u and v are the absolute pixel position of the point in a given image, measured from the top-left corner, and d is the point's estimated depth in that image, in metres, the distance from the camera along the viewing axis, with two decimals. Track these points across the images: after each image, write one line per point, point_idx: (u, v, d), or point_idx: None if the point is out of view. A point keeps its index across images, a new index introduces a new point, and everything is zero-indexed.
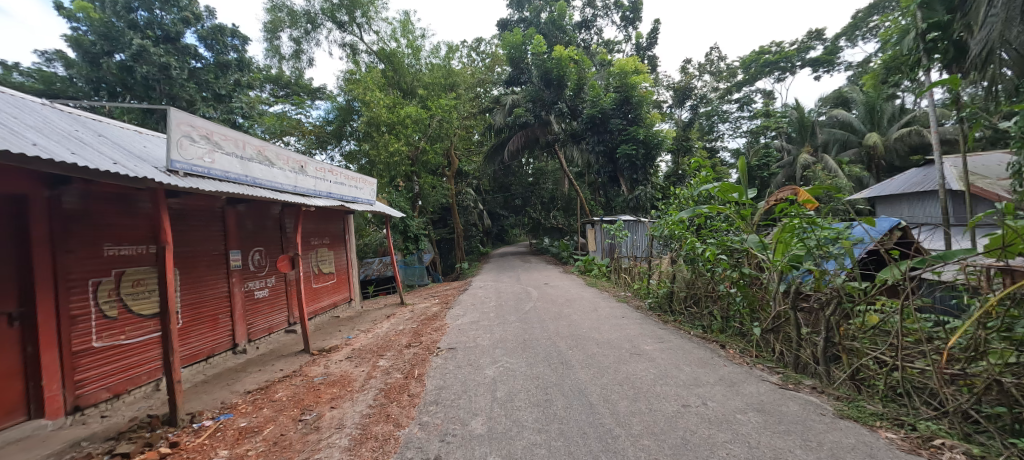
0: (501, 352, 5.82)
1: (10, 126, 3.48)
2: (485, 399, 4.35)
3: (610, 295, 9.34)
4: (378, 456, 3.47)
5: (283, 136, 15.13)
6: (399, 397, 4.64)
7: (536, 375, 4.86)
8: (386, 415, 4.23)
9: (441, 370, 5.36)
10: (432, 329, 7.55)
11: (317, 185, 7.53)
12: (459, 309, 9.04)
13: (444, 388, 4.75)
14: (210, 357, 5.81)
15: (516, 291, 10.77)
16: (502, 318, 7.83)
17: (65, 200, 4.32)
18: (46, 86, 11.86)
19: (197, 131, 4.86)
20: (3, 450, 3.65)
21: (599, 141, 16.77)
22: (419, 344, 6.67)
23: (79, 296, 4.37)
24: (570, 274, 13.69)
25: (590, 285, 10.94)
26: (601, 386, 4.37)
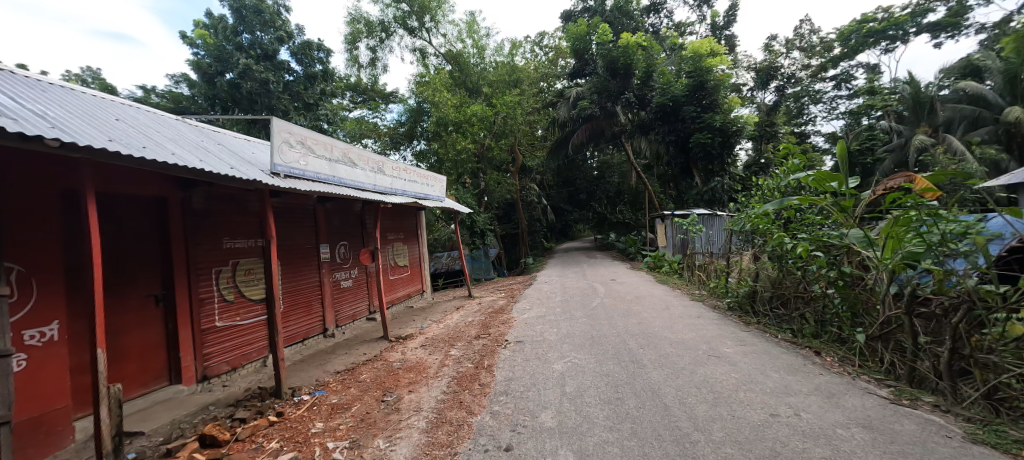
0: (569, 347, 5.74)
1: (155, 140, 4.04)
2: (554, 393, 4.31)
3: (683, 293, 8.87)
4: (453, 440, 3.58)
5: (362, 139, 16.25)
6: (471, 386, 4.75)
7: (606, 372, 4.72)
8: (460, 402, 4.35)
9: (510, 362, 5.41)
10: (500, 321, 7.66)
11: (393, 183, 7.94)
12: (525, 303, 9.08)
13: (513, 379, 4.79)
14: (305, 340, 6.37)
15: (582, 287, 10.59)
16: (569, 313, 7.74)
17: (194, 200, 4.92)
18: (175, 106, 13.83)
19: (294, 137, 5.33)
20: (154, 408, 4.30)
21: (670, 131, 15.91)
22: (488, 336, 6.79)
23: (206, 282, 4.99)
24: (639, 270, 13.22)
25: (660, 283, 10.47)
26: (676, 387, 4.15)
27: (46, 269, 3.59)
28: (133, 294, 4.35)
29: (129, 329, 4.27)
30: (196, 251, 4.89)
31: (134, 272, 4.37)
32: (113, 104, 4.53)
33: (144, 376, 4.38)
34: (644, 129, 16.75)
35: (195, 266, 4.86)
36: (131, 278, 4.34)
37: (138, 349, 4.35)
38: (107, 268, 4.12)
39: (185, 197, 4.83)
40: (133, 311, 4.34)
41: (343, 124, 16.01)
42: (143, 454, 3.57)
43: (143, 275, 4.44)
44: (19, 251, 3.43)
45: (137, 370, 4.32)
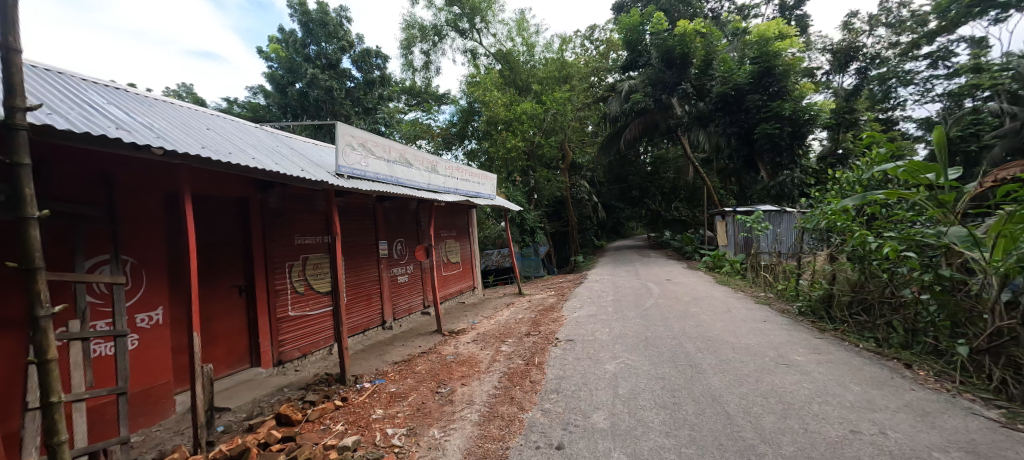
0: (622, 348, 5.55)
1: (238, 145, 4.37)
2: (606, 393, 4.17)
3: (746, 295, 8.31)
4: (504, 435, 3.56)
5: (416, 140, 16.76)
6: (522, 382, 4.72)
7: (662, 375, 4.51)
8: (510, 397, 4.34)
9: (560, 360, 5.33)
10: (550, 319, 7.58)
11: (446, 182, 8.07)
12: (576, 302, 8.92)
13: (564, 378, 4.70)
14: (366, 331, 6.65)
15: (636, 286, 10.23)
16: (621, 313, 7.50)
17: (271, 200, 5.26)
18: (254, 115, 15.00)
19: (356, 140, 5.56)
20: (239, 387, 4.68)
21: (732, 122, 14.94)
22: (538, 333, 6.73)
23: (281, 275, 5.34)
24: (697, 270, 12.59)
25: (721, 283, 9.89)
26: (740, 395, 3.87)
27: (151, 261, 4.00)
28: (221, 284, 4.73)
29: (218, 316, 4.65)
30: (273, 246, 5.24)
31: (222, 265, 4.75)
32: (202, 113, 4.93)
33: (230, 358, 4.77)
34: (702, 121, 15.89)
35: (272, 260, 5.21)
36: (219, 270, 4.72)
37: (225, 334, 4.73)
38: (200, 261, 4.51)
39: (262, 196, 5.18)
40: (221, 300, 4.72)
41: (399, 127, 16.57)
42: (229, 428, 3.91)
43: (229, 267, 4.82)
44: (131, 244, 3.84)
45: (224, 352, 4.71)
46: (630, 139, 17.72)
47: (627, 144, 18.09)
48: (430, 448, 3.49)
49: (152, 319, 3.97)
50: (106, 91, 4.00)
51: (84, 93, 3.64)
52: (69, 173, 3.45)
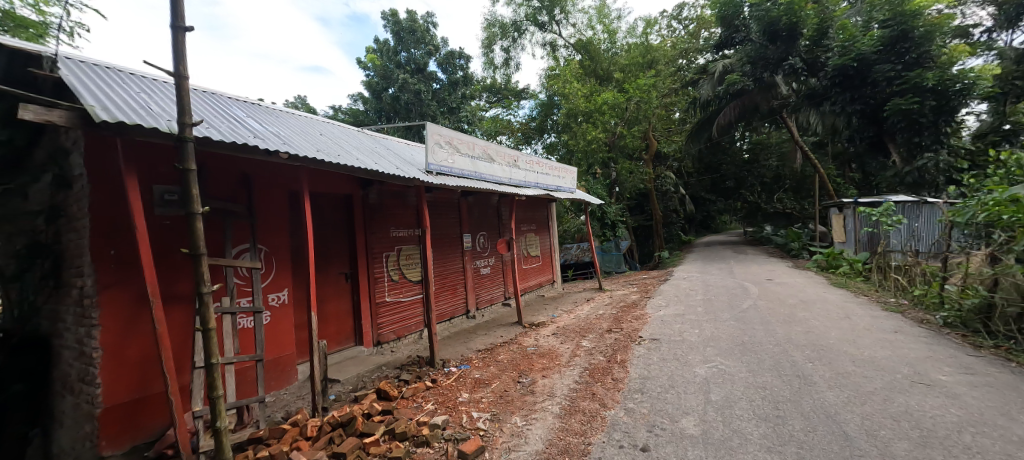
0: (714, 351, 5.25)
1: (343, 148, 4.88)
2: (697, 399, 4.00)
3: (869, 301, 7.35)
4: (587, 430, 3.60)
5: (497, 136, 17.22)
6: (603, 379, 4.70)
7: (761, 384, 4.21)
8: (592, 393, 4.35)
9: (644, 360, 5.19)
10: (634, 316, 7.39)
11: (527, 176, 8.20)
12: (661, 299, 8.58)
13: (649, 378, 4.59)
14: (452, 318, 7.06)
15: (730, 286, 9.53)
16: (713, 314, 7.07)
17: (371, 196, 5.80)
18: (355, 120, 16.42)
19: (443, 139, 5.90)
20: (346, 362, 5.27)
21: (854, 99, 13.05)
22: (621, 330, 6.61)
23: (379, 265, 5.87)
24: (805, 270, 11.37)
25: (837, 286, 8.83)
26: (862, 415, 3.48)
27: (279, 248, 4.64)
28: (331, 271, 5.33)
29: (329, 299, 5.26)
30: (372, 238, 5.78)
31: (332, 254, 5.35)
32: (315, 121, 5.57)
33: (339, 336, 5.37)
34: (813, 99, 14.24)
35: (372, 250, 5.76)
36: (330, 258, 5.33)
37: (336, 314, 5.34)
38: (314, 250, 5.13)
39: (364, 192, 5.72)
40: (332, 284, 5.32)
41: (481, 124, 17.10)
42: (339, 397, 4.44)
43: (337, 256, 5.42)
44: (264, 234, 4.50)
45: (334, 331, 5.32)
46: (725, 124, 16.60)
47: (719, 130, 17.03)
48: (513, 434, 3.66)
49: (280, 299, 4.63)
50: (244, 104, 4.72)
51: (228, 108, 4.34)
52: (220, 175, 4.13)
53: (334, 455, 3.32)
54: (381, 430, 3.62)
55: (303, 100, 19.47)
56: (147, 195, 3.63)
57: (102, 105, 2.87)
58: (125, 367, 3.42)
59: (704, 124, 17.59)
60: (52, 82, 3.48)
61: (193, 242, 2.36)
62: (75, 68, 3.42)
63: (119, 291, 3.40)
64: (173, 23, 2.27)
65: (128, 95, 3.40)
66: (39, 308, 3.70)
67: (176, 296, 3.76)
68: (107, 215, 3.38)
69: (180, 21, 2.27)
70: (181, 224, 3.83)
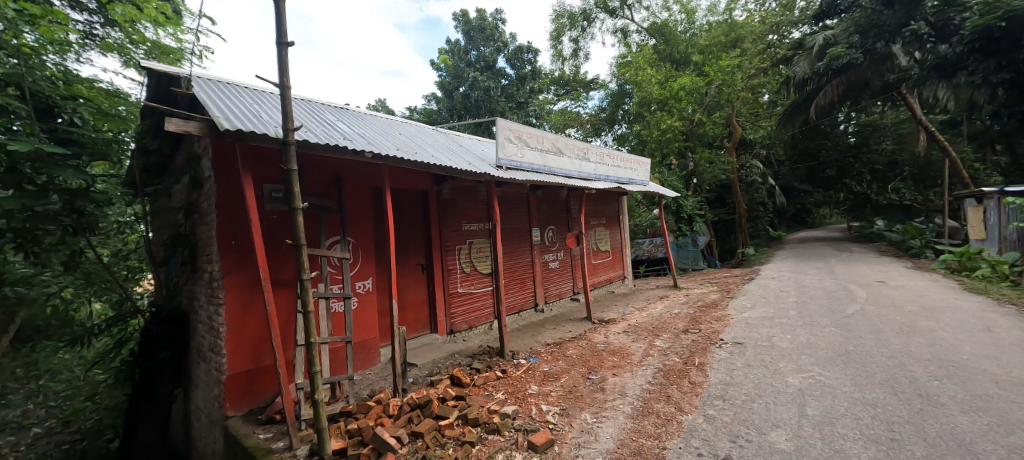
0: (810, 360, 4.85)
1: (420, 146, 5.18)
2: (789, 411, 3.75)
3: (1016, 311, 6.30)
4: (662, 434, 3.55)
5: (566, 129, 17.07)
6: (680, 382, 4.57)
7: (871, 401, 3.82)
8: (667, 396, 4.25)
9: (727, 364, 4.94)
10: (714, 317, 7.03)
11: (597, 169, 8.07)
12: (746, 300, 8.05)
13: (732, 385, 4.37)
14: (521, 311, 7.22)
15: (830, 288, 8.63)
16: (808, 318, 6.50)
17: (445, 192, 6.09)
18: (429, 120, 17.12)
19: (513, 133, 6.03)
20: (423, 347, 5.62)
21: (1002, 65, 9.53)
22: (698, 331, 6.34)
23: (452, 257, 6.16)
24: (927, 272, 9.98)
25: (970, 292, 7.66)
26: (1005, 447, 3.05)
27: (364, 240, 5.07)
28: (409, 262, 5.71)
29: (407, 288, 5.64)
30: (446, 231, 6.09)
31: (410, 246, 5.73)
32: (395, 121, 5.96)
33: (416, 323, 5.75)
34: (945, 70, 10.91)
35: (445, 243, 6.06)
36: (409, 250, 5.71)
37: (413, 303, 5.71)
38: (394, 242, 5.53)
39: (439, 188, 6.02)
40: (410, 275, 5.70)
41: (549, 118, 17.03)
42: (417, 381, 4.78)
43: (415, 248, 5.78)
44: (352, 227, 4.93)
45: (412, 318, 5.70)
46: (825, 104, 14.84)
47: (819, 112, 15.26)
48: (583, 431, 3.70)
49: (366, 287, 5.06)
50: (335, 109, 5.19)
51: (322, 114, 4.80)
52: (316, 175, 4.61)
53: (413, 434, 3.60)
54: (455, 414, 3.85)
55: (383, 103, 20.72)
56: (259, 193, 4.16)
57: (224, 116, 3.34)
58: (243, 341, 3.98)
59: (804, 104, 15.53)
60: (188, 99, 4.12)
61: (296, 235, 2.96)
62: (203, 86, 4.01)
63: (238, 276, 3.95)
64: (278, 41, 2.69)
65: (244, 106, 3.92)
66: (179, 289, 4.41)
67: (281, 281, 4.28)
68: (228, 210, 3.94)
69: (283, 38, 2.68)
70: (285, 218, 4.34)
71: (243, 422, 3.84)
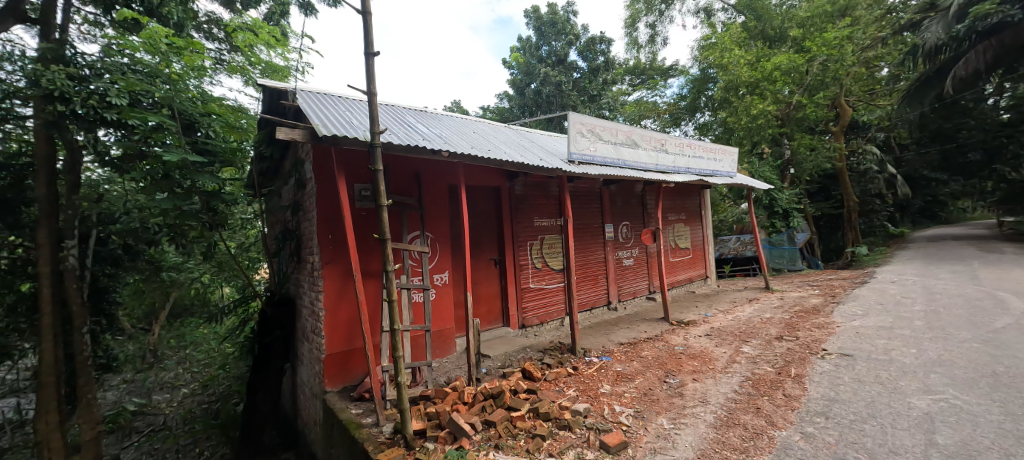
0: (939, 380, 4.29)
1: (492, 144, 5.36)
2: (914, 438, 3.37)
3: None
4: (751, 448, 3.39)
5: (642, 120, 16.44)
6: (772, 393, 4.32)
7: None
8: (757, 408, 4.04)
9: (831, 378, 4.55)
10: (813, 324, 6.46)
11: (676, 161, 7.70)
12: (856, 307, 7.24)
13: (837, 402, 4.03)
14: (593, 308, 7.18)
15: (970, 296, 7.44)
16: (938, 331, 5.71)
17: (516, 188, 6.24)
18: (502, 118, 17.33)
19: (585, 127, 6.01)
20: (496, 339, 5.85)
21: None
22: (795, 339, 5.88)
23: (523, 252, 6.30)
24: None
25: None
26: None
27: (442, 236, 5.38)
28: (483, 257, 5.95)
29: (481, 282, 5.89)
30: (517, 227, 6.24)
31: (484, 242, 5.97)
32: (470, 121, 6.22)
33: (489, 316, 5.98)
34: None
35: (517, 239, 6.22)
36: (482, 245, 5.95)
37: (486, 296, 5.95)
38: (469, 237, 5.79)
39: (512, 185, 6.19)
40: (484, 269, 5.93)
41: (624, 109, 16.51)
42: (490, 371, 5.00)
43: (488, 243, 6.01)
44: (431, 223, 5.27)
45: (486, 311, 5.94)
46: (966, 76, 12.29)
47: (957, 85, 12.73)
48: (660, 436, 3.65)
49: (443, 280, 5.37)
50: (416, 112, 5.56)
51: (403, 117, 5.18)
52: (398, 174, 5.00)
53: (486, 422, 3.80)
54: (526, 407, 3.99)
55: (458, 104, 21.44)
56: (351, 191, 4.64)
57: (323, 124, 3.77)
58: (338, 324, 4.45)
59: (936, 77, 13.13)
60: (293, 110, 4.67)
61: (381, 230, 3.33)
62: (306, 99, 4.53)
63: (334, 266, 4.44)
64: (366, 52, 3.01)
65: (339, 114, 4.37)
66: (287, 277, 5.04)
67: (370, 272, 4.71)
68: (326, 207, 4.45)
69: (370, 49, 3.00)
70: (373, 214, 4.78)
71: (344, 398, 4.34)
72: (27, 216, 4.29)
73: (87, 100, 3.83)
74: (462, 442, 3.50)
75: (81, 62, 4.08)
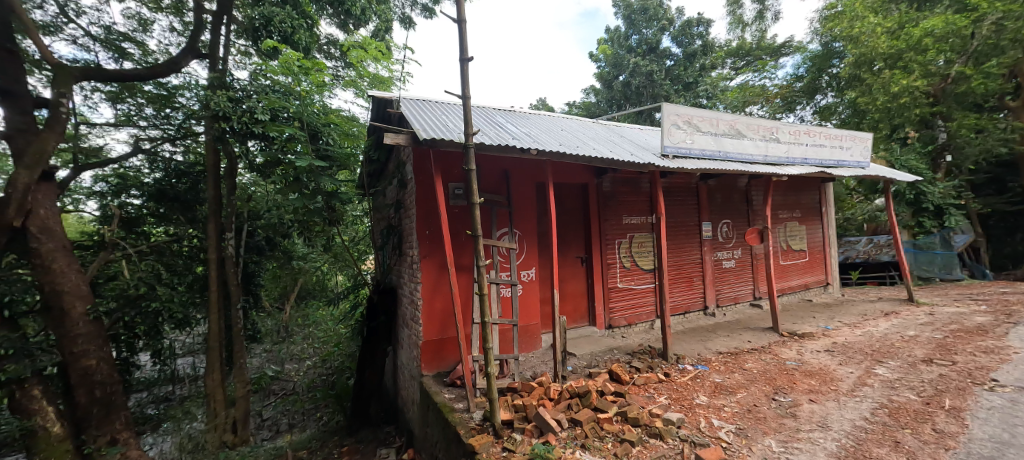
0: None
1: (581, 141, 5.32)
2: None
3: None
4: None
5: (746, 105, 15.11)
6: (916, 427, 3.67)
7: None
8: (895, 442, 3.47)
9: (1003, 416, 3.71)
10: (976, 347, 5.30)
11: (790, 151, 6.85)
12: None
13: (1012, 446, 3.30)
14: (687, 312, 6.73)
15: None
16: None
17: (605, 185, 6.10)
18: (586, 113, 16.27)
19: (681, 118, 5.66)
20: (582, 338, 5.80)
21: None
22: (948, 363, 4.89)
23: (611, 250, 6.15)
24: None
25: None
26: None
27: (529, 233, 5.49)
28: (569, 254, 5.95)
29: (567, 280, 5.89)
30: (606, 225, 6.11)
31: (570, 239, 5.96)
32: (558, 119, 6.22)
33: (575, 314, 5.97)
34: None
35: (605, 237, 6.08)
36: (569, 243, 5.95)
37: (572, 294, 5.94)
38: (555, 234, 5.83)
39: (600, 181, 6.06)
40: (570, 266, 5.93)
41: (724, 96, 15.08)
42: (576, 370, 4.97)
43: (575, 241, 5.99)
44: (519, 221, 5.41)
45: (572, 308, 5.94)
46: None
47: None
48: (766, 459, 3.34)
49: (530, 276, 5.49)
50: (505, 112, 5.75)
51: (493, 118, 5.40)
52: (488, 173, 5.23)
53: (573, 421, 3.80)
54: (614, 409, 3.90)
55: (542, 102, 21.11)
56: (445, 190, 4.99)
57: (423, 129, 4.10)
58: (434, 313, 4.83)
59: None
60: (397, 117, 5.14)
61: (473, 226, 3.55)
62: (408, 107, 4.97)
63: (430, 259, 4.81)
64: (460, 58, 3.22)
65: (436, 118, 4.71)
66: (390, 269, 5.58)
67: (462, 266, 5.01)
68: (424, 205, 4.84)
69: (465, 55, 3.20)
70: (465, 211, 5.07)
71: (441, 383, 4.65)
72: (199, 213, 5.52)
73: (242, 117, 4.68)
74: (548, 437, 3.55)
75: (237, 86, 4.99)
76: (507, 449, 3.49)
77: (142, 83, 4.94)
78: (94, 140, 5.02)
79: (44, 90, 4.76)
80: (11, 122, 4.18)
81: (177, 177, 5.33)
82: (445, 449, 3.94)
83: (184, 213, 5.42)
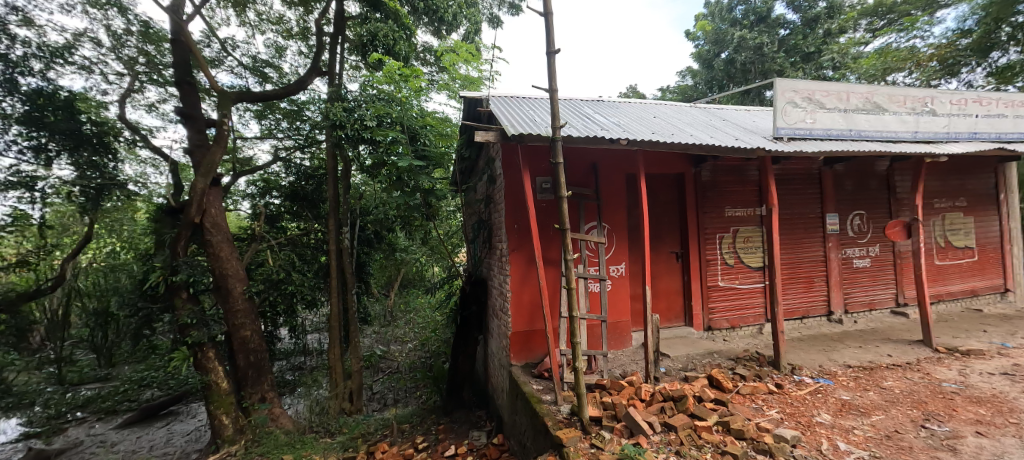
0: None
1: (676, 128, 4.94)
2: None
3: None
4: None
5: (886, 76, 10.05)
6: None
7: None
8: None
9: None
10: None
11: (953, 125, 5.55)
12: None
13: None
14: (805, 317, 5.90)
15: None
16: None
17: (703, 174, 5.60)
18: (682, 97, 14.92)
19: (800, 94, 4.92)
20: (676, 338, 5.44)
21: None
22: None
23: (711, 246, 5.64)
24: None
25: None
26: None
27: (618, 227, 5.29)
28: (662, 250, 5.61)
29: (659, 276, 5.58)
30: (705, 218, 5.61)
31: (663, 234, 5.62)
32: (650, 105, 5.85)
33: (669, 313, 5.64)
34: None
35: (704, 231, 5.60)
36: (662, 238, 5.62)
37: (666, 292, 5.62)
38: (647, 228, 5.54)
39: (698, 170, 5.59)
40: (663, 262, 5.60)
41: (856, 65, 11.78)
42: (670, 372, 4.67)
43: (668, 236, 5.63)
44: (607, 214, 5.24)
45: (665, 307, 5.62)
46: None
47: None
48: None
49: (619, 271, 5.28)
50: (592, 103, 5.59)
51: (581, 109, 5.28)
52: (576, 166, 5.14)
53: (666, 425, 3.58)
54: (714, 418, 3.59)
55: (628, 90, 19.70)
56: (533, 185, 5.05)
57: (511, 125, 4.17)
58: (522, 305, 4.94)
59: None
60: (486, 115, 5.32)
61: (561, 220, 3.53)
62: (497, 105, 5.11)
63: (518, 253, 4.92)
64: (547, 51, 3.21)
65: (523, 114, 4.76)
66: (481, 261, 5.83)
67: (550, 260, 5.03)
68: (512, 200, 4.96)
69: (551, 48, 3.19)
70: (553, 205, 5.09)
71: (528, 374, 4.72)
72: (321, 210, 6.41)
73: (353, 125, 5.32)
74: (639, 439, 3.39)
75: (350, 97, 5.66)
76: (595, 446, 3.40)
77: (279, 100, 5.90)
78: (246, 151, 6.14)
79: (212, 113, 6.00)
80: (193, 139, 5.32)
81: (305, 179, 6.28)
82: (532, 438, 3.99)
83: (311, 211, 6.36)
